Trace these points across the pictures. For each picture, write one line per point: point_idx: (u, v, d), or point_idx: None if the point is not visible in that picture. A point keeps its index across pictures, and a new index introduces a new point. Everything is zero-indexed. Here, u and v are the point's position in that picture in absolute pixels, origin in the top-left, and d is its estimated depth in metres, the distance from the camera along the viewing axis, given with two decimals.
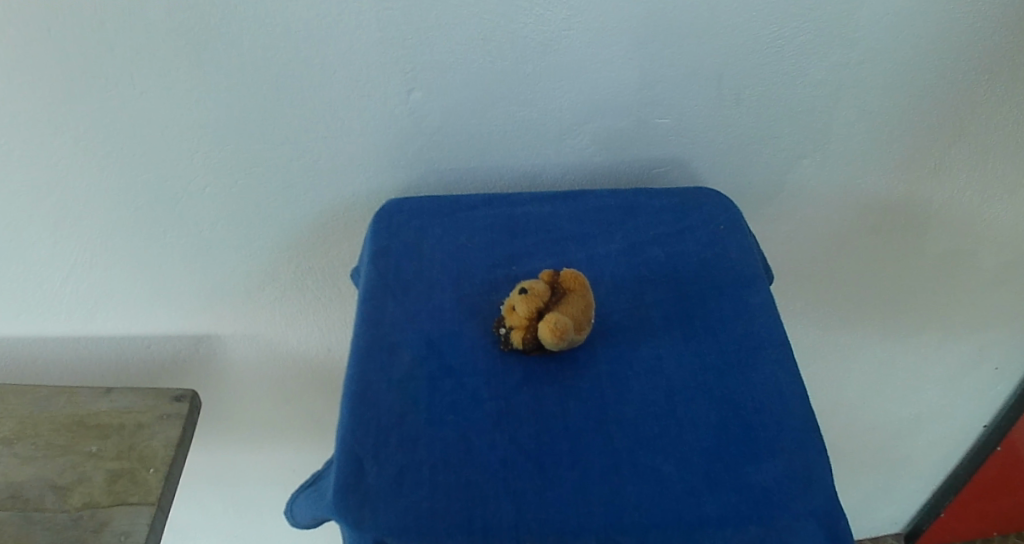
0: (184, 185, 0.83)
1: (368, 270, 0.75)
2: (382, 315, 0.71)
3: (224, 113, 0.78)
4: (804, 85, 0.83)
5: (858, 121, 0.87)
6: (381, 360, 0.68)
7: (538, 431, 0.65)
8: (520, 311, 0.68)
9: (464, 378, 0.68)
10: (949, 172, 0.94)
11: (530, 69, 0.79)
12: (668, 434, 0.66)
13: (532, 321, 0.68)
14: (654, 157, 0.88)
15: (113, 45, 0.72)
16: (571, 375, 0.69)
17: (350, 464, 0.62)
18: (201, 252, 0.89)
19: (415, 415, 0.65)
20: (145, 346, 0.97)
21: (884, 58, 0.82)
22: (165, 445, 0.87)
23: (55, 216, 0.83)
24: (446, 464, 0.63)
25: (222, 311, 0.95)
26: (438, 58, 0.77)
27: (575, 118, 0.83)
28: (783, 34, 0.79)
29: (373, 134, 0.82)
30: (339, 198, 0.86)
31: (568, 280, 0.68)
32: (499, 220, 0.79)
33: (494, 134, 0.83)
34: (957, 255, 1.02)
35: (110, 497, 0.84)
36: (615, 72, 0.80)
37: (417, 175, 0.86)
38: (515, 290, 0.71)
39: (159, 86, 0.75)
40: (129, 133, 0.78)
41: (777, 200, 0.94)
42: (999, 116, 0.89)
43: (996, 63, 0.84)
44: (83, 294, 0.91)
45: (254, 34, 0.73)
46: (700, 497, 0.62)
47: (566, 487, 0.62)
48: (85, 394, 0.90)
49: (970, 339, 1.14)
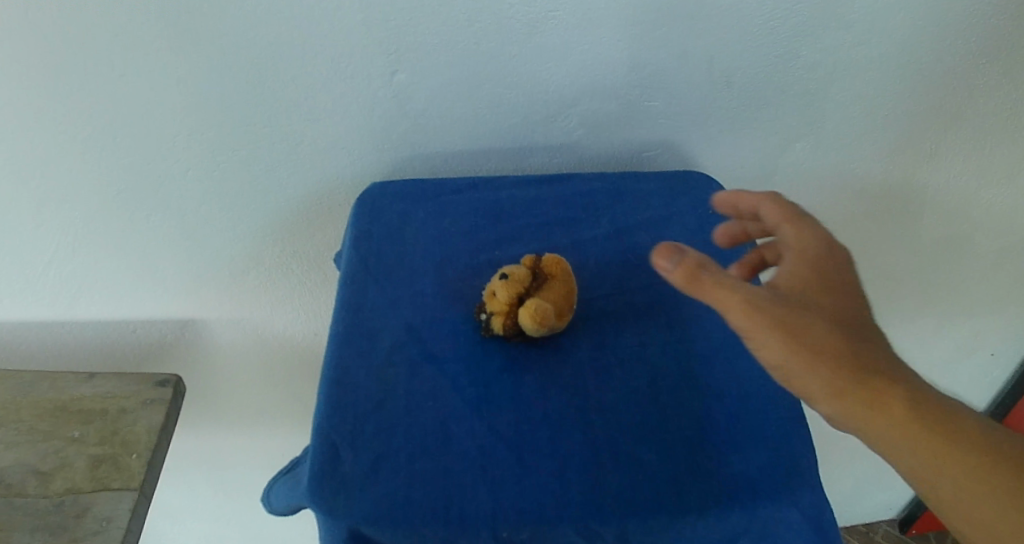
0: (166, 167, 0.82)
1: (349, 254, 0.74)
2: (362, 300, 0.70)
3: (205, 95, 0.77)
4: (796, 68, 0.82)
5: (851, 105, 0.86)
6: (360, 347, 0.67)
7: (518, 419, 0.64)
8: (501, 296, 0.67)
9: (444, 364, 0.67)
10: (946, 157, 0.92)
11: (516, 51, 0.78)
12: (650, 421, 0.64)
13: (512, 309, 0.67)
14: (643, 140, 0.87)
15: (91, 26, 0.71)
16: (554, 362, 0.68)
17: (326, 452, 0.62)
18: (185, 234, 0.88)
19: (394, 401, 0.65)
20: (131, 330, 0.96)
21: (878, 40, 0.81)
22: (149, 430, 0.86)
23: (37, 200, 0.82)
24: (423, 451, 0.62)
25: (208, 295, 0.94)
26: (421, 39, 0.76)
27: (562, 101, 0.82)
28: (775, 16, 0.78)
29: (357, 115, 0.80)
30: (324, 180, 0.85)
31: (552, 266, 0.68)
32: (484, 204, 0.78)
33: (480, 116, 0.82)
34: (951, 241, 1.01)
35: (93, 482, 0.83)
36: (602, 54, 0.79)
37: (402, 158, 0.85)
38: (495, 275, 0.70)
39: (139, 68, 0.74)
40: (110, 114, 0.77)
41: (769, 184, 0.92)
42: (994, 101, 0.87)
43: (991, 46, 0.82)
44: (67, 278, 0.90)
45: (234, 14, 0.72)
46: (682, 487, 0.61)
47: (545, 475, 0.61)
48: (68, 378, 0.89)
49: (965, 325, 1.13)
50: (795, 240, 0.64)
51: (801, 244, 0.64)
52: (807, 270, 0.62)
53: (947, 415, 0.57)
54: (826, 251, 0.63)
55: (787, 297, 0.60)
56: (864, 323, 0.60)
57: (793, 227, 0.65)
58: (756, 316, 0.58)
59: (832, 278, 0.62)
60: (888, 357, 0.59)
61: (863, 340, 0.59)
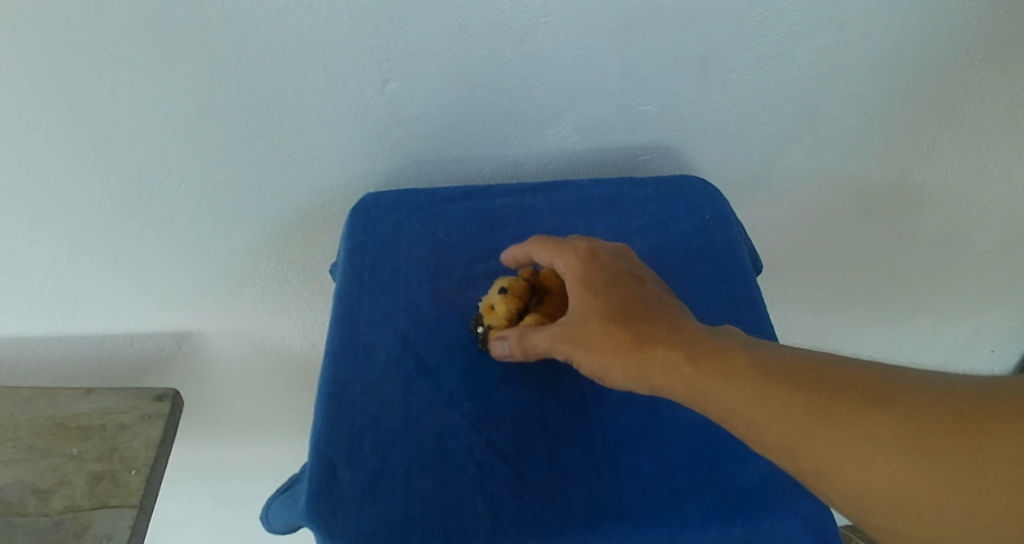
0: (158, 182, 0.81)
1: (344, 267, 0.73)
2: (357, 314, 0.70)
3: (195, 110, 0.76)
4: (791, 70, 0.81)
5: (847, 105, 0.85)
6: (356, 363, 0.67)
7: (515, 433, 0.64)
8: (500, 311, 0.67)
9: (441, 378, 0.67)
10: (943, 155, 0.91)
11: (507, 57, 0.77)
12: (649, 433, 0.64)
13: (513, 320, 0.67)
14: (639, 144, 0.86)
15: (78, 42, 0.70)
16: (551, 375, 0.67)
17: (323, 469, 0.61)
18: (180, 248, 0.87)
19: (391, 417, 0.64)
20: (128, 344, 0.96)
21: (874, 39, 0.80)
22: (148, 446, 0.86)
23: (29, 216, 0.81)
24: (420, 468, 0.62)
25: (204, 308, 0.94)
26: (412, 49, 0.75)
27: (556, 106, 0.81)
28: (769, 18, 0.77)
29: (349, 126, 0.80)
30: (318, 192, 0.85)
31: (548, 273, 0.69)
32: (478, 213, 0.77)
33: (473, 124, 0.82)
34: (949, 240, 1.01)
35: (91, 500, 0.83)
36: (595, 59, 0.78)
37: (396, 167, 0.84)
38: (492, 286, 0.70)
39: (129, 82, 0.73)
40: (101, 130, 0.76)
41: (766, 186, 0.92)
42: (992, 99, 0.86)
43: (988, 44, 0.81)
44: (62, 293, 0.89)
45: (222, 28, 0.71)
46: (682, 499, 0.61)
47: (544, 490, 0.61)
48: (65, 394, 0.89)
49: (965, 323, 1.13)
50: (570, 266, 0.66)
51: (569, 267, 0.66)
52: (589, 294, 0.64)
53: (789, 383, 0.57)
54: (592, 262, 0.66)
55: (573, 327, 0.64)
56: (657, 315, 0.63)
57: (560, 253, 0.67)
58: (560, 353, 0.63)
59: (609, 290, 0.64)
60: (692, 334, 0.61)
61: (651, 330, 0.62)
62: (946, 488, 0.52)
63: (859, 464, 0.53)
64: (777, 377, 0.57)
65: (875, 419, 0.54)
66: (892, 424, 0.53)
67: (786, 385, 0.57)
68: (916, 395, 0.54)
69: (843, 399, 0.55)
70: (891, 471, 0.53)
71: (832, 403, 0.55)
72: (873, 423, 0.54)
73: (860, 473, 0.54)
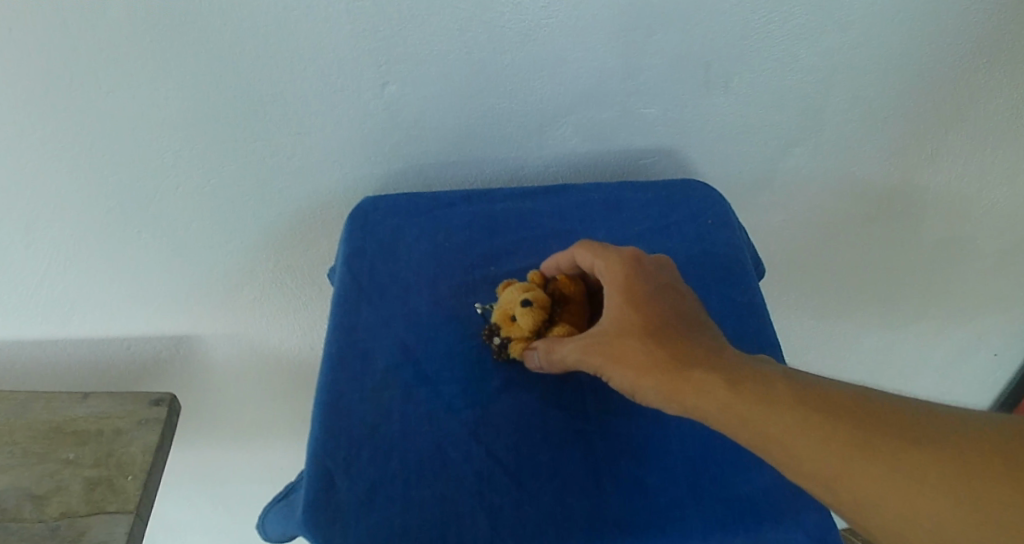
0: (155, 185, 0.80)
1: (341, 272, 0.73)
2: (356, 320, 0.69)
3: (191, 112, 0.75)
4: (795, 72, 0.80)
5: (851, 107, 0.84)
6: (355, 370, 0.67)
7: (515, 442, 0.63)
8: (524, 323, 0.66)
9: (440, 386, 0.66)
10: (948, 158, 0.90)
11: (508, 60, 0.76)
12: (651, 443, 0.64)
13: (536, 332, 0.67)
14: (640, 146, 0.85)
15: (74, 44, 0.69)
16: (551, 382, 0.67)
17: (320, 479, 0.61)
18: (176, 251, 0.87)
19: (389, 426, 0.64)
20: (125, 347, 0.95)
21: (879, 42, 0.79)
22: (145, 451, 0.85)
23: (24, 220, 0.80)
24: (420, 478, 0.62)
25: (202, 311, 0.93)
26: (411, 51, 0.74)
27: (557, 109, 0.81)
28: (773, 20, 0.76)
29: (348, 129, 0.79)
30: (317, 195, 0.84)
31: (563, 282, 0.69)
32: (478, 217, 0.76)
33: (473, 128, 0.81)
34: (953, 244, 1.00)
35: (89, 506, 0.82)
36: (597, 61, 0.77)
37: (395, 170, 0.84)
38: (506, 294, 0.68)
39: (127, 85, 0.72)
40: (96, 133, 0.75)
41: (768, 189, 0.91)
42: (998, 101, 0.85)
43: (995, 46, 0.80)
44: (58, 297, 0.88)
45: (219, 29, 0.70)
46: (684, 509, 0.61)
47: (544, 500, 0.61)
48: (62, 399, 0.88)
49: (968, 326, 1.12)
50: (609, 273, 0.66)
51: (610, 275, 0.66)
52: (623, 306, 0.64)
53: (821, 402, 0.57)
54: (635, 271, 0.65)
55: (606, 338, 0.63)
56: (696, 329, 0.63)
57: (602, 259, 0.67)
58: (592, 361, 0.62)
59: (649, 301, 0.64)
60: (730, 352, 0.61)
61: (687, 344, 0.62)
62: (965, 524, 0.51)
63: (878, 487, 0.54)
64: (812, 396, 0.58)
65: (903, 451, 0.54)
66: (918, 453, 0.54)
67: (821, 405, 0.57)
68: (947, 431, 0.55)
69: (873, 423, 0.56)
70: (911, 498, 0.53)
71: (861, 426, 0.56)
72: (899, 450, 0.54)
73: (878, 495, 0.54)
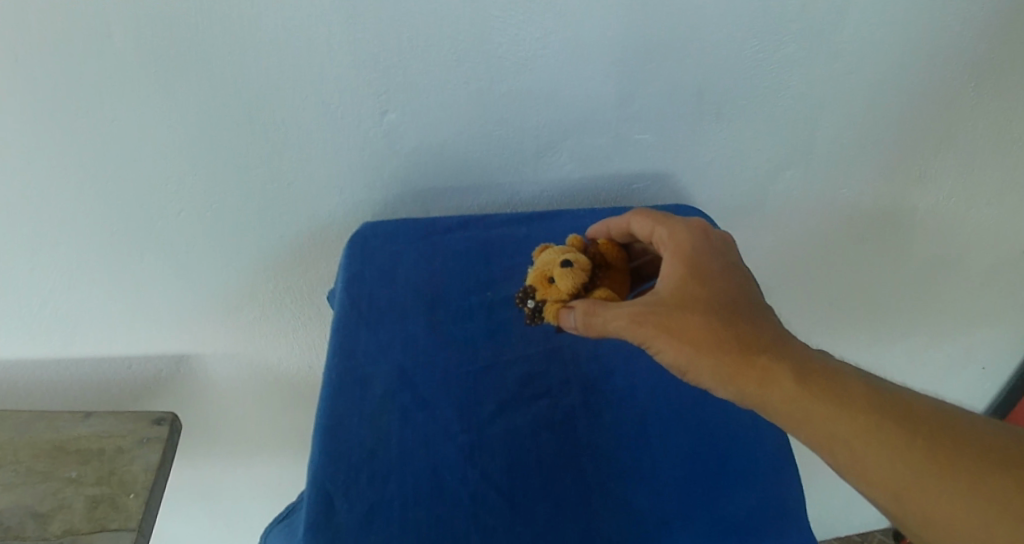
0: (158, 210, 0.82)
1: (341, 297, 0.74)
2: (355, 346, 0.71)
3: (195, 138, 0.77)
4: (784, 99, 0.83)
5: (839, 132, 0.86)
6: (354, 394, 0.68)
7: (510, 466, 0.66)
8: (563, 285, 0.68)
9: (437, 410, 0.68)
10: (934, 181, 0.92)
11: (505, 87, 0.78)
12: (640, 465, 0.67)
13: (574, 294, 0.69)
14: (633, 172, 0.87)
15: (82, 72, 0.71)
16: (546, 407, 0.69)
17: (320, 502, 0.62)
18: (178, 273, 0.88)
19: (387, 450, 0.66)
20: (126, 366, 0.96)
21: (865, 70, 0.81)
22: (146, 470, 0.87)
23: (30, 243, 0.82)
24: (417, 500, 0.63)
25: (202, 331, 0.94)
26: (411, 80, 0.76)
27: (551, 136, 0.83)
28: (763, 49, 0.79)
29: (348, 155, 0.81)
30: (316, 218, 0.86)
31: (605, 247, 0.73)
32: (475, 244, 0.78)
33: (470, 153, 0.83)
34: (941, 262, 1.02)
35: (90, 523, 0.84)
36: (592, 89, 0.79)
37: (392, 195, 0.85)
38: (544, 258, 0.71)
39: (134, 112, 0.74)
40: (102, 158, 0.77)
41: (758, 213, 0.93)
42: (982, 125, 0.87)
43: (977, 73, 0.83)
44: (61, 318, 0.90)
45: (225, 58, 0.72)
46: (672, 531, 0.64)
47: (538, 522, 0.63)
48: (64, 417, 0.90)
49: (955, 342, 1.14)
50: (676, 240, 0.69)
51: (676, 243, 0.69)
52: (683, 281, 0.67)
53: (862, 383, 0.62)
54: (701, 245, 0.69)
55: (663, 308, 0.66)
56: (753, 304, 0.67)
57: (667, 229, 0.70)
58: (642, 328, 0.65)
59: (709, 274, 0.67)
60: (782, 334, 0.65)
61: (740, 318, 0.65)
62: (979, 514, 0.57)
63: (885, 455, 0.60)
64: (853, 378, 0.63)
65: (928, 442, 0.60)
66: (931, 440, 0.60)
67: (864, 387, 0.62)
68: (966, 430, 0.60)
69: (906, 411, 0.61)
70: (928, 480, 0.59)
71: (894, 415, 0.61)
72: (916, 433, 0.60)
73: (890, 466, 0.60)
